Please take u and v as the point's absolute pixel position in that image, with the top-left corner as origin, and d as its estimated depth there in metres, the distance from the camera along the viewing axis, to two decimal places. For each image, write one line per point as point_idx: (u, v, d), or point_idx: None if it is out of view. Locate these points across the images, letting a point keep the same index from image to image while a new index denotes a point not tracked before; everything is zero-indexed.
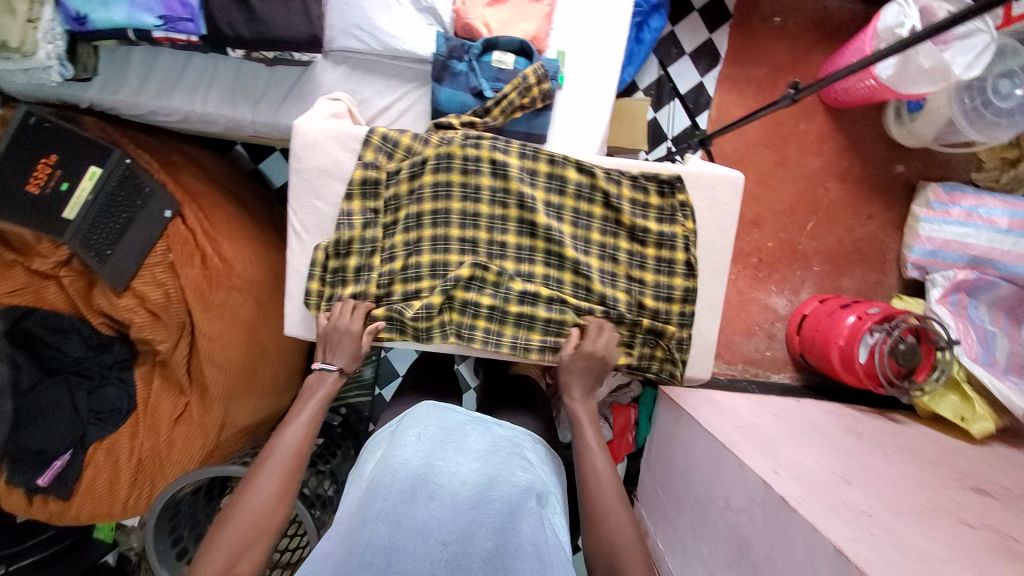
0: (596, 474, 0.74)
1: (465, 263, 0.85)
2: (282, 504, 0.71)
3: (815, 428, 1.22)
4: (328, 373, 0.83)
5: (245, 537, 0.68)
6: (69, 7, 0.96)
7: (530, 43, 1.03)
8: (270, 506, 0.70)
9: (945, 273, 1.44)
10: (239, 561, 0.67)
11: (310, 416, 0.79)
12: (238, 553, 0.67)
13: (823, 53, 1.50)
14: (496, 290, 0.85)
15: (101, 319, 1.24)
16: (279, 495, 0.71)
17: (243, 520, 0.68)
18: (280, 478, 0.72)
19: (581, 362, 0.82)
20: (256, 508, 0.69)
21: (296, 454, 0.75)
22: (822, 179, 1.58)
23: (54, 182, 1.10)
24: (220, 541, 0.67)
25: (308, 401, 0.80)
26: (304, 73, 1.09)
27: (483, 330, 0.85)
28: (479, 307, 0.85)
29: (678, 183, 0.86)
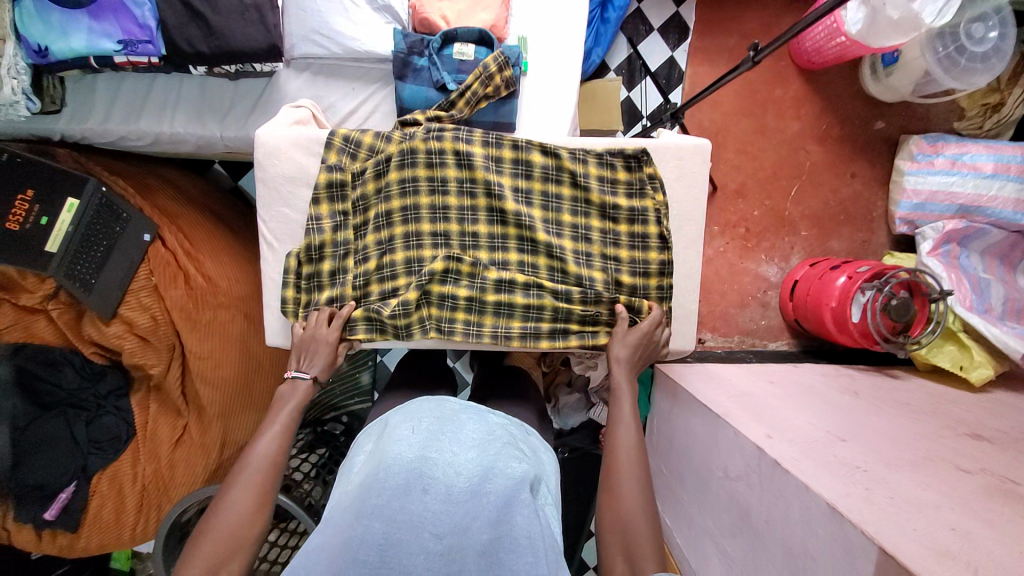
0: (619, 452, 0.72)
1: (439, 256, 0.85)
2: (259, 514, 0.70)
3: (813, 392, 1.22)
4: (301, 382, 0.82)
5: (222, 550, 0.66)
6: (30, 41, 0.97)
7: (489, 32, 1.02)
8: (247, 518, 0.69)
9: (934, 226, 1.42)
10: (219, 573, 0.65)
11: (282, 427, 0.78)
12: (218, 565, 0.66)
13: (793, 15, 1.49)
14: (472, 281, 0.85)
15: (93, 348, 1.25)
16: (257, 506, 0.71)
17: (220, 532, 0.67)
18: (256, 489, 0.72)
19: (639, 338, 0.83)
20: (230, 522, 0.68)
21: (272, 464, 0.74)
22: (803, 143, 1.57)
23: (34, 217, 1.07)
24: (197, 555, 0.66)
25: (279, 412, 0.80)
26: (268, 84, 1.09)
27: (463, 321, 0.86)
28: (457, 299, 0.85)
29: (644, 157, 0.85)
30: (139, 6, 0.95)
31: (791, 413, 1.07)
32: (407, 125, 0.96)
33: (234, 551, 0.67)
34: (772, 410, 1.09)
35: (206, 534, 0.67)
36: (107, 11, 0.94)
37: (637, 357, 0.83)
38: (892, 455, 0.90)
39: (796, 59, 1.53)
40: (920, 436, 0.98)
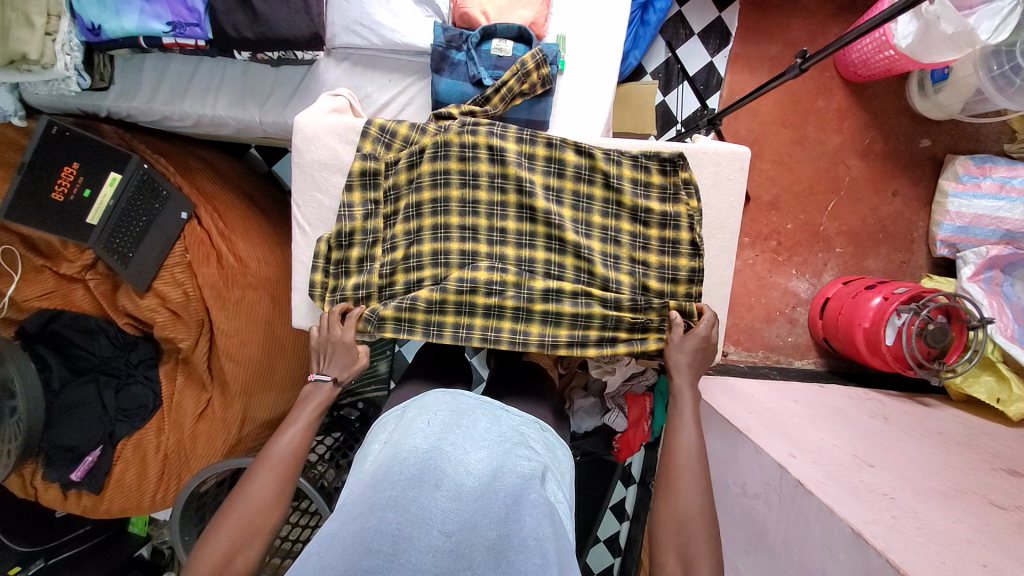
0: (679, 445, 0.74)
1: (483, 268, 0.85)
2: (278, 504, 0.73)
3: (839, 414, 1.18)
4: (323, 383, 0.83)
5: (240, 535, 0.69)
6: (84, 19, 1.00)
7: (528, 29, 1.02)
8: (269, 503, 0.72)
9: (977, 250, 1.36)
10: (238, 553, 0.68)
11: (307, 420, 0.80)
12: (236, 548, 0.68)
13: (841, 25, 1.44)
14: (519, 291, 0.85)
15: (127, 320, 1.30)
16: (277, 495, 0.73)
17: (242, 515, 0.70)
18: (278, 480, 0.74)
19: (693, 345, 0.81)
20: (249, 508, 0.70)
21: (294, 456, 0.77)
22: (843, 158, 1.52)
23: (77, 190, 1.15)
24: (216, 538, 0.68)
25: (306, 403, 0.82)
26: (308, 72, 1.11)
27: (509, 330, 0.86)
28: (504, 308, 0.85)
29: (680, 161, 0.84)
30: None
31: (816, 433, 1.04)
32: (442, 117, 0.96)
33: (251, 539, 0.70)
34: (795, 429, 1.06)
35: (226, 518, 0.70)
36: None
37: (701, 362, 0.81)
38: (921, 484, 0.87)
39: (841, 70, 1.48)
40: (950, 468, 0.94)
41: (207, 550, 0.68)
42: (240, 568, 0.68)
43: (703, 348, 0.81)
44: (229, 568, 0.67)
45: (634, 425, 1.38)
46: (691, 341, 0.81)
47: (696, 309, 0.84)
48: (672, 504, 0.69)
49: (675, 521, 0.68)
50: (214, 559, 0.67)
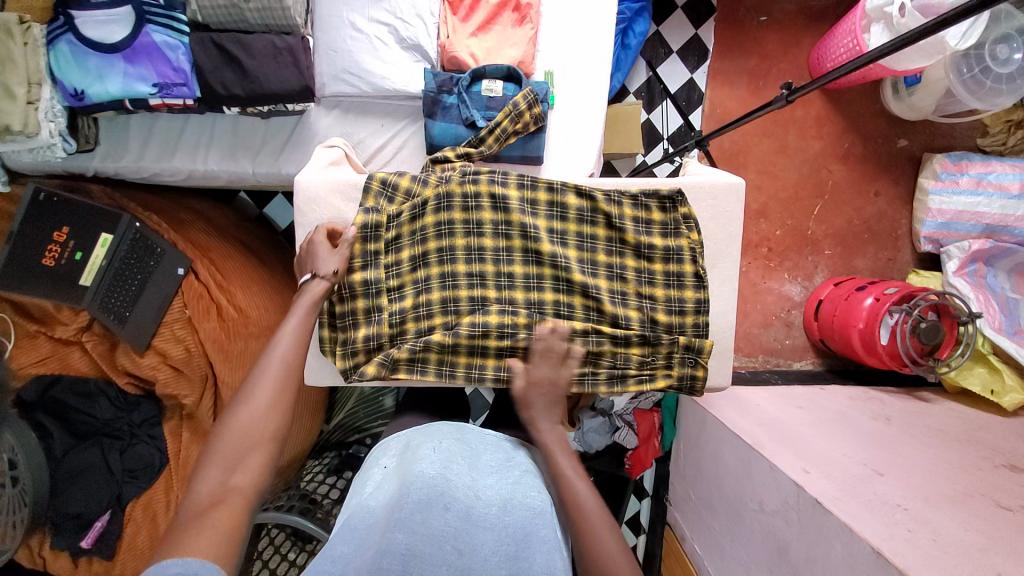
0: (574, 499, 0.72)
1: (494, 311, 0.86)
2: (275, 413, 0.69)
3: (842, 418, 1.22)
4: (309, 282, 0.80)
5: (239, 449, 0.65)
6: (67, 85, 0.99)
7: (517, 68, 1.03)
8: (263, 413, 0.68)
9: (960, 245, 1.42)
10: (235, 473, 0.64)
11: (297, 329, 0.76)
12: (234, 464, 0.64)
13: (813, 36, 1.48)
14: (530, 332, 0.86)
15: (127, 379, 1.28)
16: (271, 406, 0.69)
17: (235, 429, 0.66)
18: (273, 388, 0.70)
19: (537, 391, 0.80)
20: (240, 426, 0.66)
21: (286, 364, 0.73)
22: (825, 163, 1.56)
23: (68, 253, 1.14)
24: (214, 456, 0.64)
25: (296, 312, 0.78)
26: (299, 122, 1.11)
27: (521, 368, 0.87)
28: (515, 349, 0.86)
29: (678, 197, 0.85)
30: (174, 50, 0.98)
31: (824, 443, 1.07)
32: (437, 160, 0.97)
33: (252, 451, 0.66)
34: (804, 440, 1.09)
35: (221, 436, 0.66)
36: (143, 56, 0.97)
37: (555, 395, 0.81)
38: (930, 490, 0.90)
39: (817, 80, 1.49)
40: (955, 468, 0.98)
41: (206, 473, 0.63)
42: (240, 484, 0.64)
43: (554, 390, 0.81)
44: (229, 486, 0.63)
45: (645, 442, 1.45)
46: (534, 388, 0.80)
47: (705, 345, 0.84)
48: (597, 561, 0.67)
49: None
50: (213, 479, 0.63)
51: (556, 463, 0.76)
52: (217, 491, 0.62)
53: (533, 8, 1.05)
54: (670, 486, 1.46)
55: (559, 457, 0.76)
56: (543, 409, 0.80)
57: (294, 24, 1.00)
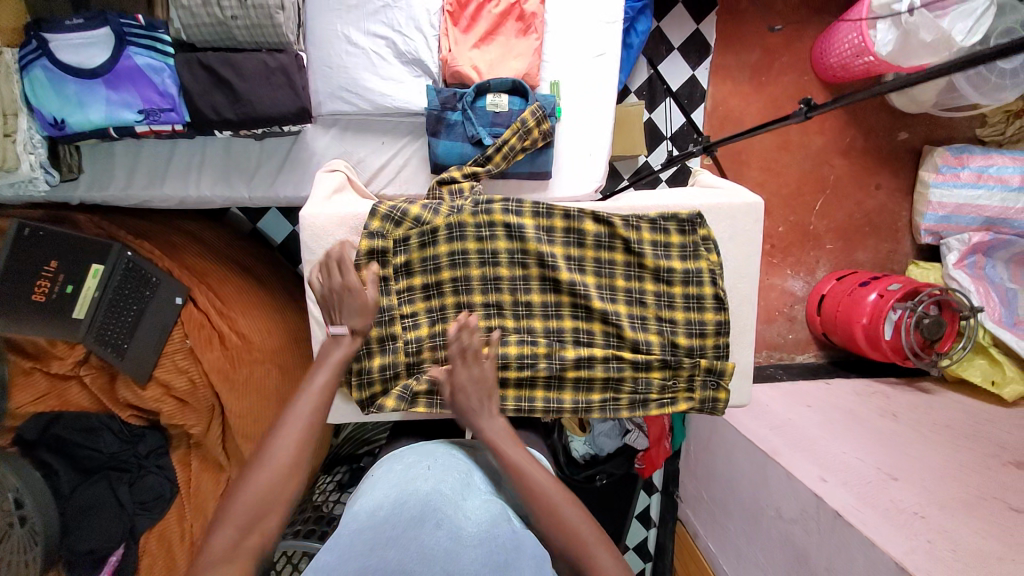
0: (538, 488, 0.69)
1: (514, 342, 0.85)
2: (294, 476, 0.65)
3: (850, 416, 1.23)
4: (341, 335, 0.77)
5: (255, 509, 0.61)
6: (45, 113, 0.92)
7: (522, 81, 0.99)
8: (284, 473, 0.64)
9: (959, 236, 1.43)
10: (248, 535, 0.60)
11: (324, 385, 0.73)
12: (248, 526, 0.61)
13: (815, 29, 1.47)
14: (550, 361, 0.84)
15: (130, 412, 1.25)
16: (294, 466, 0.65)
17: (254, 489, 0.62)
18: (296, 446, 0.66)
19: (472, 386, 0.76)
20: (259, 486, 0.62)
21: (312, 420, 0.69)
22: (827, 157, 1.55)
23: (58, 287, 1.09)
24: (227, 515, 0.60)
25: (325, 366, 0.75)
26: (295, 142, 1.06)
27: (543, 399, 0.85)
28: (536, 379, 0.85)
29: (699, 220, 0.84)
30: (159, 73, 0.92)
31: (837, 447, 1.09)
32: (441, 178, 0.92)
33: (266, 514, 0.62)
34: (818, 444, 1.10)
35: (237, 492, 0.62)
36: (125, 80, 0.91)
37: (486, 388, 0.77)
38: (945, 495, 0.91)
39: (820, 74, 1.47)
40: (965, 468, 1.00)
41: (218, 531, 0.60)
42: (252, 547, 0.60)
43: (484, 385, 0.76)
44: (240, 549, 0.59)
45: (656, 444, 1.40)
46: (468, 385, 0.76)
47: (727, 367, 0.83)
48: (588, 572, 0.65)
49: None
50: (225, 539, 0.59)
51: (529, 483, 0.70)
52: (227, 554, 0.58)
53: (538, 17, 1.01)
54: (680, 485, 1.49)
55: (528, 471, 0.71)
56: (477, 399, 0.76)
57: (285, 41, 0.94)
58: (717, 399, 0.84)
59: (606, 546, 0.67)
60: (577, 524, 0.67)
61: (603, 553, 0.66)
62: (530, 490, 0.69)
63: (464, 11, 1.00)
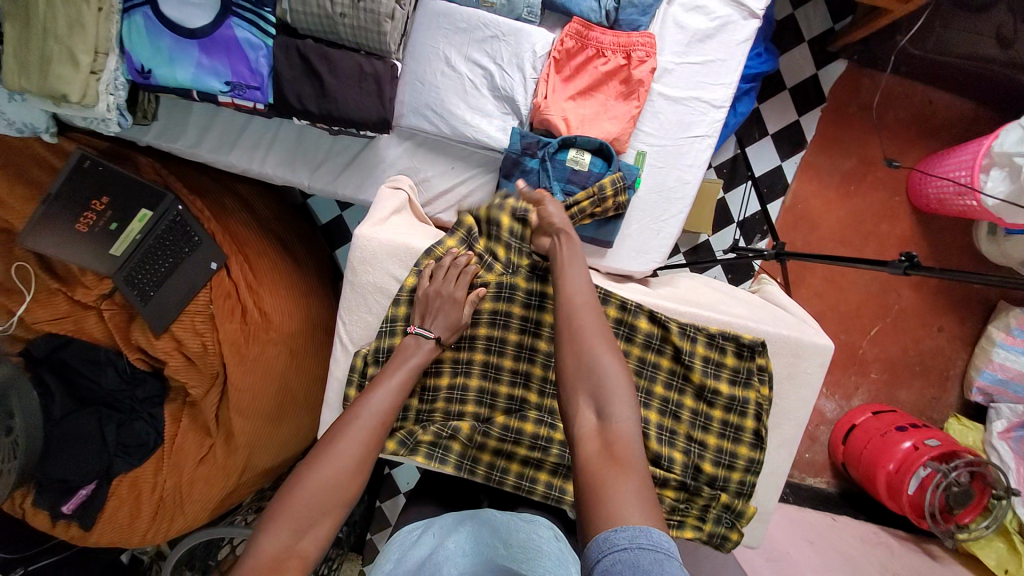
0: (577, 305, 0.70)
1: (532, 418, 0.81)
2: (357, 479, 0.65)
3: (851, 564, 1.15)
4: (426, 340, 0.76)
5: (310, 513, 0.61)
6: (135, 60, 0.91)
7: (610, 146, 0.95)
8: (347, 477, 0.64)
9: (1013, 406, 1.34)
10: (299, 540, 0.60)
11: (399, 386, 0.73)
12: (303, 529, 0.60)
13: (918, 152, 1.40)
14: (564, 448, 0.80)
15: (138, 355, 1.23)
16: (358, 469, 0.65)
17: (311, 488, 0.62)
18: (362, 446, 0.67)
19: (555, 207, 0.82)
20: (321, 481, 0.63)
21: (380, 419, 0.69)
22: (895, 285, 1.47)
23: (104, 222, 1.11)
24: (280, 517, 0.60)
25: (399, 368, 0.74)
26: (367, 145, 1.04)
27: (545, 483, 0.82)
28: (543, 462, 0.81)
29: (759, 348, 0.78)
30: (255, 50, 0.90)
31: None
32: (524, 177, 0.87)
33: (323, 517, 0.62)
34: None
35: (296, 491, 0.62)
36: (220, 48, 0.89)
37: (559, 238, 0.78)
38: None
39: (913, 200, 1.40)
40: None
41: (271, 530, 0.59)
42: (306, 550, 0.60)
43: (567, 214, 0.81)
44: (295, 550, 0.59)
45: None
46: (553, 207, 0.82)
47: (747, 510, 0.78)
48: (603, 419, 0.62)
49: (603, 451, 0.60)
50: (279, 542, 0.59)
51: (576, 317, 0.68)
52: (281, 553, 0.58)
53: (644, 86, 0.96)
54: None
55: (576, 308, 0.69)
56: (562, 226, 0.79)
57: (387, 50, 0.91)
58: (730, 537, 0.77)
59: (632, 401, 0.63)
60: (608, 372, 0.64)
61: (627, 405, 0.62)
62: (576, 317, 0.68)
63: (570, 60, 0.98)
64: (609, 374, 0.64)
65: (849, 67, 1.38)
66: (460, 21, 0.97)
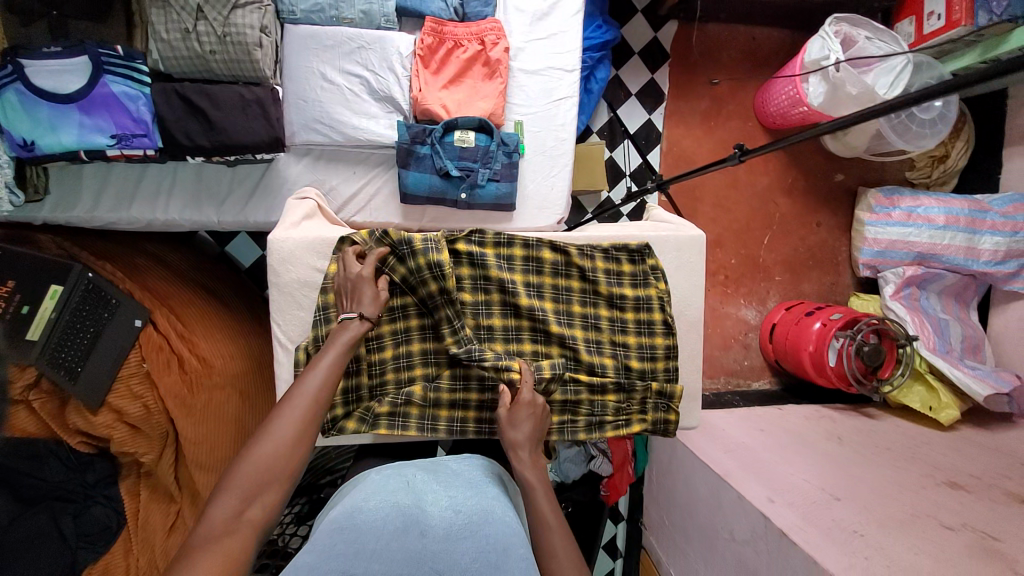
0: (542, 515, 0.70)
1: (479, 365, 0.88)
2: (297, 450, 0.67)
3: (799, 437, 1.27)
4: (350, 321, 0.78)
5: (254, 484, 0.63)
6: (14, 135, 0.92)
7: (488, 121, 1.08)
8: (285, 450, 0.66)
9: (895, 270, 1.54)
10: (248, 508, 0.62)
11: (329, 366, 0.74)
12: (249, 497, 0.62)
13: (757, 81, 1.62)
14: None
15: (79, 439, 1.16)
16: (296, 441, 0.68)
17: (251, 463, 0.64)
18: (298, 424, 0.69)
19: (524, 411, 0.78)
20: (261, 457, 0.65)
21: (315, 401, 0.71)
22: (772, 196, 1.69)
23: (13, 307, 1.05)
24: (225, 490, 0.62)
25: (333, 347, 0.76)
26: (268, 170, 1.10)
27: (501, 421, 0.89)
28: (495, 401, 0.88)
29: (646, 250, 0.91)
30: (134, 101, 0.93)
31: (788, 468, 1.09)
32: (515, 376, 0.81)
33: (268, 485, 0.64)
34: (767, 465, 1.11)
35: (242, 462, 0.64)
36: (100, 106, 0.92)
37: (536, 430, 0.77)
38: (884, 514, 0.91)
39: (762, 120, 1.60)
40: (903, 489, 1.00)
41: (222, 498, 0.62)
42: (253, 517, 0.62)
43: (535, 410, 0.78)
44: (244, 518, 0.61)
45: (620, 469, 1.38)
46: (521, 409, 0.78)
47: (676, 390, 0.88)
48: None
49: None
50: (227, 509, 0.61)
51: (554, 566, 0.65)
52: (229, 521, 0.60)
53: (503, 63, 1.08)
54: (644, 512, 1.45)
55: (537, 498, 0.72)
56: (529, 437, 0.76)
57: (263, 76, 0.99)
58: (668, 420, 0.88)
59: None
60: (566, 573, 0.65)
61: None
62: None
63: (434, 55, 1.08)
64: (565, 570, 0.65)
65: (680, 25, 1.59)
66: (327, 40, 1.06)
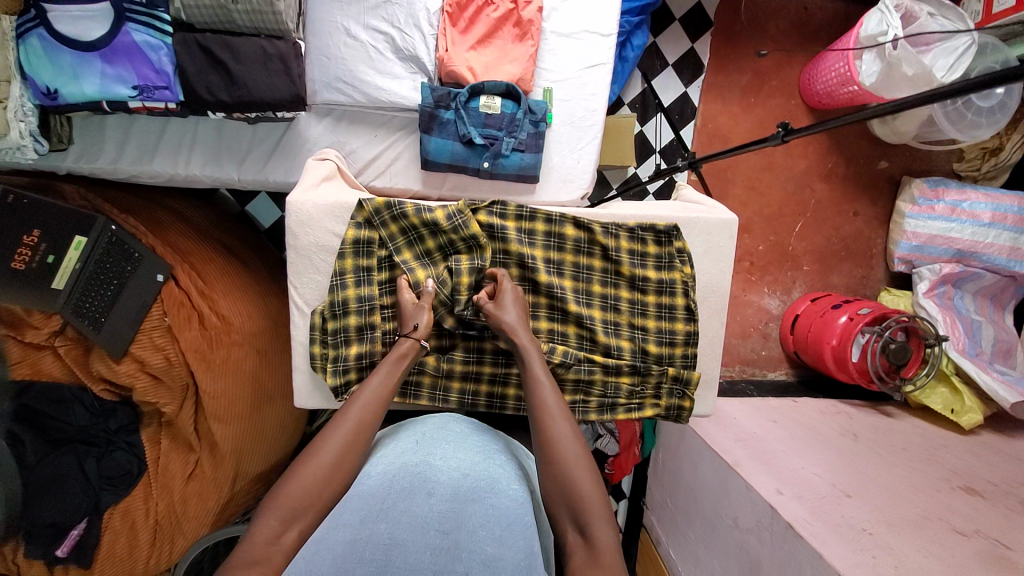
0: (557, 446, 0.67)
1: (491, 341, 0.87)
2: (344, 468, 0.67)
3: (813, 431, 1.25)
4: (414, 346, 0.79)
5: (297, 506, 0.63)
6: (37, 82, 0.91)
7: (515, 86, 1.03)
8: (330, 472, 0.66)
9: (931, 267, 1.48)
10: (287, 531, 0.61)
11: (376, 389, 0.74)
12: (293, 518, 0.62)
13: (804, 56, 1.53)
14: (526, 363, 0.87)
15: (102, 386, 1.19)
16: (334, 468, 0.67)
17: (298, 486, 0.64)
18: (346, 453, 0.68)
19: (510, 296, 0.80)
20: (311, 479, 0.65)
21: (361, 420, 0.71)
22: (808, 181, 1.61)
23: (39, 257, 1.04)
24: (268, 509, 0.62)
25: (390, 356, 0.78)
26: (288, 129, 1.08)
27: (513, 396, 0.88)
28: (508, 376, 0.88)
29: (674, 232, 0.87)
30: (156, 51, 0.91)
31: (798, 461, 1.07)
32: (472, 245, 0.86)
33: (305, 511, 0.63)
34: (778, 456, 1.09)
35: (283, 487, 0.64)
36: (122, 56, 0.89)
37: (522, 311, 0.80)
38: (897, 514, 0.89)
39: (807, 100, 1.52)
40: (917, 491, 0.97)
41: (262, 518, 0.61)
42: (289, 541, 0.61)
43: (518, 300, 0.81)
44: (282, 542, 0.60)
45: (626, 450, 1.38)
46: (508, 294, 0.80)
47: (693, 377, 0.86)
48: (586, 545, 0.61)
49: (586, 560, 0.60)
50: (270, 531, 0.60)
51: (585, 515, 0.62)
52: (270, 543, 0.59)
53: (535, 24, 1.04)
54: (647, 493, 1.46)
55: (542, 391, 0.72)
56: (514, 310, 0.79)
57: (284, 28, 0.95)
58: (683, 406, 0.87)
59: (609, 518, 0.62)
60: (585, 492, 0.64)
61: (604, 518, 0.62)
62: (588, 528, 0.62)
63: (463, 12, 1.03)
64: (576, 485, 0.64)
65: None
66: None
